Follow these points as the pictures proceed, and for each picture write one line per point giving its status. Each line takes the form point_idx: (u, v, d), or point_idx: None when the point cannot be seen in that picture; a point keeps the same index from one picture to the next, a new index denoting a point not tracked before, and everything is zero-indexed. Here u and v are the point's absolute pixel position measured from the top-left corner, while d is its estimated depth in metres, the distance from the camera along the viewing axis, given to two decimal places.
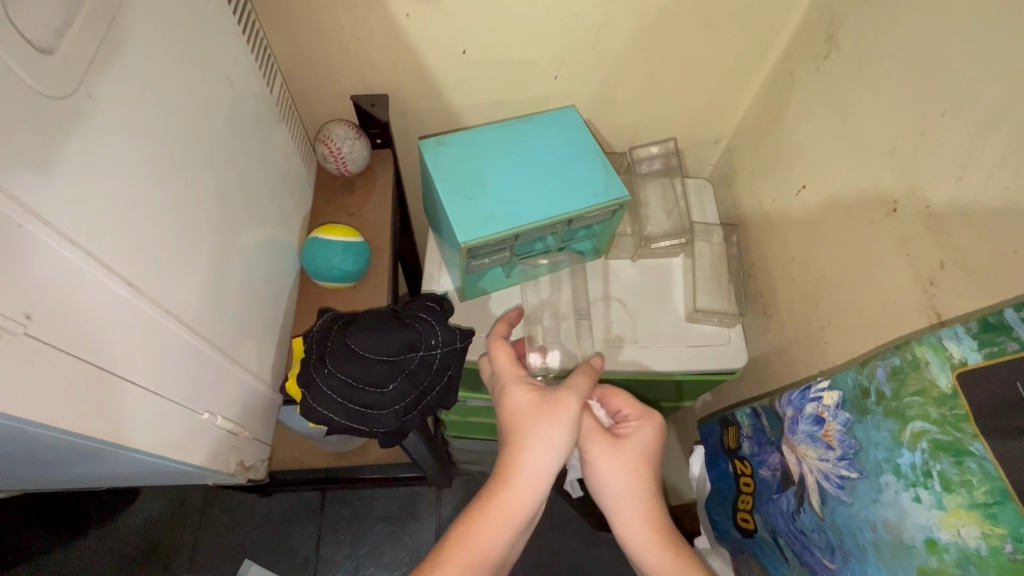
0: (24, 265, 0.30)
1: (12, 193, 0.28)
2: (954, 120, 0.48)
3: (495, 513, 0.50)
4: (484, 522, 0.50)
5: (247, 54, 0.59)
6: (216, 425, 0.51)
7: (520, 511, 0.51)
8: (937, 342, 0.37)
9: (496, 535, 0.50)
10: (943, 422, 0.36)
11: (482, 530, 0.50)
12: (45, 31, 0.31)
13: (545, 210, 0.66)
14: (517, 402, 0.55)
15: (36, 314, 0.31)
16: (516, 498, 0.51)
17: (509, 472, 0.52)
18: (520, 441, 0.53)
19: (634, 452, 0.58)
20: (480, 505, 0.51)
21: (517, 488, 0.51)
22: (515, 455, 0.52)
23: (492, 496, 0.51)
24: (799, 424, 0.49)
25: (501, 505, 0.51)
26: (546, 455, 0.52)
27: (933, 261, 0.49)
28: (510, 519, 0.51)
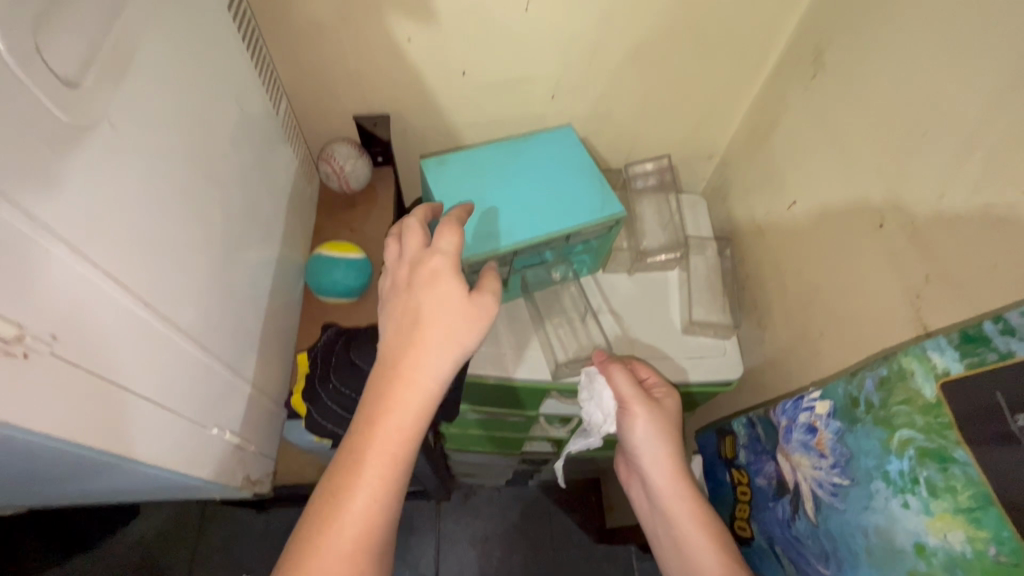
0: (46, 285, 0.31)
1: (35, 217, 0.30)
2: (936, 139, 0.50)
3: (404, 396, 0.49)
4: (395, 406, 0.49)
5: (253, 77, 0.61)
6: (223, 439, 0.53)
7: (429, 385, 0.50)
8: (921, 353, 0.38)
9: (408, 415, 0.49)
10: (928, 430, 0.37)
11: (393, 419, 0.49)
12: (71, 65, 0.33)
13: (544, 226, 0.68)
14: (429, 295, 0.52)
15: (57, 333, 0.32)
16: (427, 376, 0.50)
17: (418, 351, 0.51)
18: (435, 316, 0.52)
19: (666, 413, 0.64)
20: (390, 385, 0.50)
21: (431, 363, 0.50)
22: (426, 337, 0.51)
23: (402, 369, 0.50)
24: (793, 433, 0.50)
25: (413, 381, 0.50)
26: (464, 341, 0.52)
27: (920, 275, 0.51)
28: (417, 404, 0.50)
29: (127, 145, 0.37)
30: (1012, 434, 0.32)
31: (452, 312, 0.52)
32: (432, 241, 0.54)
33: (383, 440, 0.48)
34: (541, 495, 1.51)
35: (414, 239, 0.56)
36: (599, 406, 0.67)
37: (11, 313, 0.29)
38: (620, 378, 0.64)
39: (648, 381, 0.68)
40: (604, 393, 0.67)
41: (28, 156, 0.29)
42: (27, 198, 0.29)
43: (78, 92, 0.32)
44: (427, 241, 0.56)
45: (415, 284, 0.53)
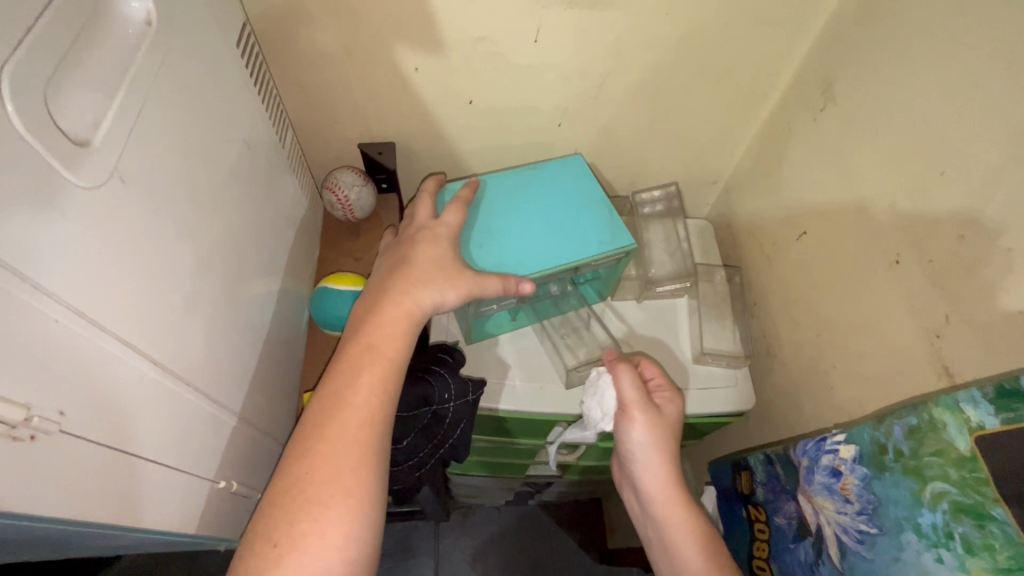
0: (63, 360, 0.30)
1: (51, 291, 0.29)
2: (953, 179, 0.50)
3: (395, 317, 0.56)
4: (388, 324, 0.55)
5: (259, 111, 0.60)
6: (230, 490, 0.51)
7: (415, 310, 0.57)
8: (954, 405, 0.38)
9: (399, 331, 0.55)
10: (963, 485, 0.36)
11: (386, 334, 0.54)
12: (81, 124, 0.31)
13: (552, 258, 0.66)
14: (422, 244, 0.61)
15: (70, 410, 0.31)
16: (415, 302, 0.57)
17: (409, 282, 0.58)
18: (427, 259, 0.60)
19: (668, 414, 0.64)
20: (383, 309, 0.56)
21: (420, 291, 0.58)
22: (417, 276, 0.58)
23: (394, 296, 0.57)
24: (814, 475, 0.49)
25: (405, 303, 0.57)
26: (450, 282, 0.59)
27: (940, 315, 0.52)
28: (406, 323, 0.56)
29: (138, 199, 0.36)
30: None
31: (441, 257, 0.60)
32: (439, 216, 0.64)
33: (377, 350, 0.53)
34: (542, 515, 1.49)
35: (423, 207, 0.65)
36: (599, 403, 0.65)
37: (23, 395, 0.27)
38: (625, 381, 0.63)
39: (652, 383, 0.66)
40: (606, 394, 0.64)
41: (48, 229, 0.28)
42: (44, 270, 0.28)
43: (88, 150, 0.31)
44: (434, 212, 0.65)
45: (418, 240, 0.62)
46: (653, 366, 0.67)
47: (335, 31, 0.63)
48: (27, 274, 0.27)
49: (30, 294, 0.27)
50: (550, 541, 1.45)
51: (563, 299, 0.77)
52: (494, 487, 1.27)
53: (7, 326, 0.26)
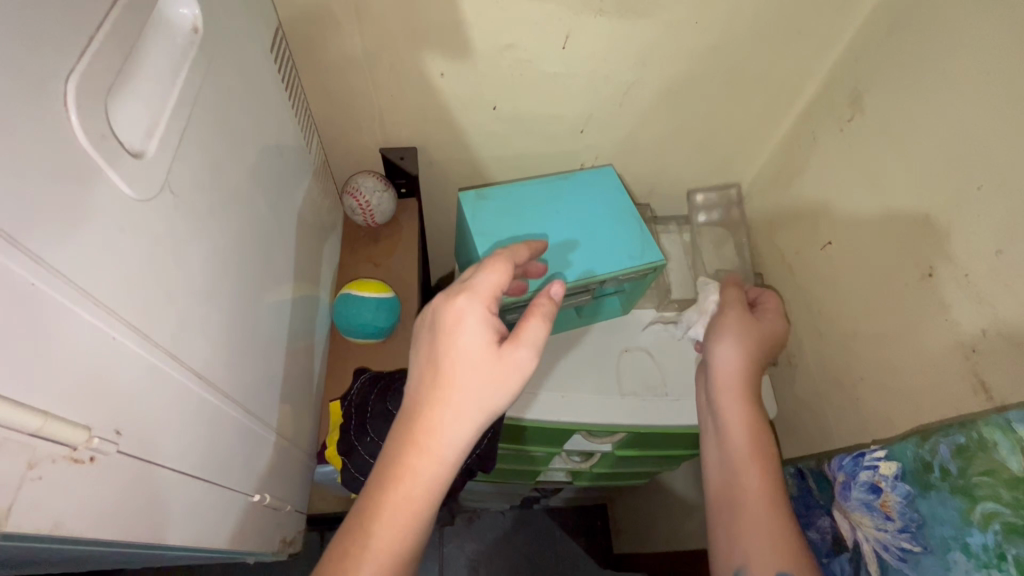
0: (117, 379, 0.30)
1: (108, 309, 0.29)
2: (991, 194, 0.50)
3: (427, 463, 0.46)
4: (418, 473, 0.45)
5: (287, 115, 0.59)
6: (258, 503, 0.50)
7: (451, 450, 0.46)
8: (1005, 424, 0.37)
9: (432, 478, 0.46)
10: (1016, 506, 0.36)
11: (418, 484, 0.45)
12: (137, 133, 0.31)
13: (580, 272, 0.68)
14: (465, 336, 0.47)
15: (123, 428, 0.31)
16: (446, 441, 0.46)
17: (437, 413, 0.46)
18: (468, 371, 0.46)
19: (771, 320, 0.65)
20: (411, 457, 0.45)
21: (450, 425, 0.46)
22: (453, 394, 0.46)
23: (423, 438, 0.46)
24: (851, 491, 0.48)
25: (437, 445, 0.46)
26: (498, 380, 0.47)
27: (975, 329, 0.51)
28: (443, 464, 0.46)
29: (182, 211, 0.35)
30: None
31: (483, 360, 0.47)
32: (472, 275, 0.49)
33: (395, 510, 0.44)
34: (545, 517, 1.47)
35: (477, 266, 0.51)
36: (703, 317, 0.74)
37: (82, 416, 0.27)
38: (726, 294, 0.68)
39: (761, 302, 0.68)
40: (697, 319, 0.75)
41: (103, 243, 0.28)
42: (97, 285, 0.28)
43: (143, 162, 0.31)
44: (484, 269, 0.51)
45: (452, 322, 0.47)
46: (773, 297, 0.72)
47: (363, 36, 0.62)
48: (91, 294, 0.27)
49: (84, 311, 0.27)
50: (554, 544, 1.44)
51: (584, 311, 0.77)
52: (501, 492, 1.26)
53: (68, 346, 0.26)
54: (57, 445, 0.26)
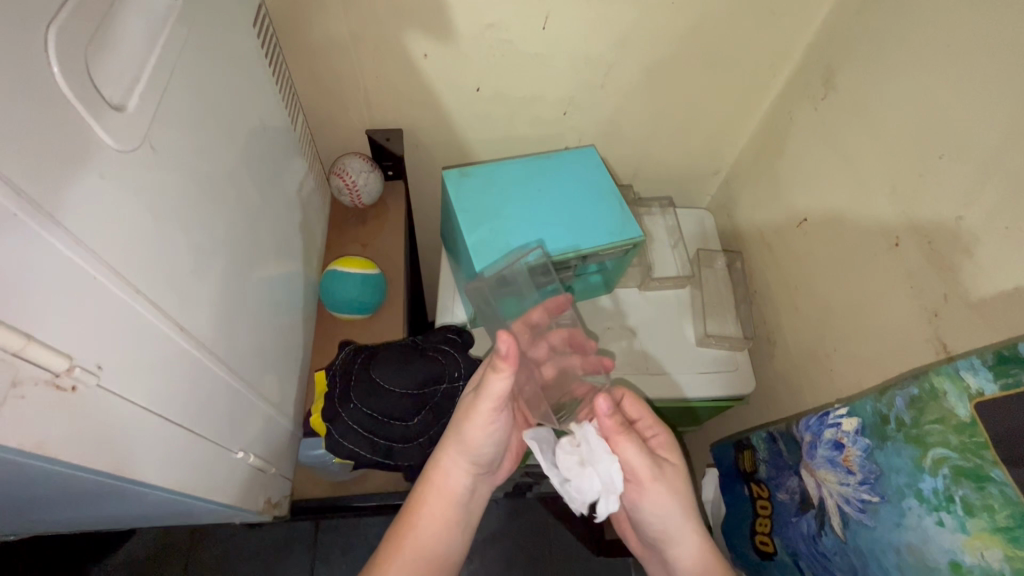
0: (100, 318, 0.31)
1: (90, 246, 0.30)
2: (953, 163, 0.52)
3: (433, 498, 0.55)
4: (424, 509, 0.55)
5: (272, 91, 0.60)
6: (246, 463, 0.52)
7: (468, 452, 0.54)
8: (954, 373, 0.39)
9: (436, 512, 0.55)
10: (963, 449, 0.38)
11: (422, 517, 0.55)
12: (118, 89, 0.33)
13: (560, 247, 0.70)
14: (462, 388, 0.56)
15: (106, 364, 0.32)
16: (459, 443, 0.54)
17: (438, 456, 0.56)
18: (454, 422, 0.55)
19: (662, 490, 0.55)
20: (421, 491, 0.56)
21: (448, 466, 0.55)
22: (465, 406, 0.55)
23: (430, 475, 0.56)
24: (817, 449, 0.51)
25: (440, 483, 0.56)
26: (474, 429, 0.53)
27: (938, 294, 0.53)
28: (445, 499, 0.56)
29: (163, 167, 0.37)
30: None
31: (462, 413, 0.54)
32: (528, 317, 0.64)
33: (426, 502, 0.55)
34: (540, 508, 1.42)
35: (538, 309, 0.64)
36: (592, 474, 0.53)
37: (65, 345, 0.29)
38: (628, 452, 0.54)
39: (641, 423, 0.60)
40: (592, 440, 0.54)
41: (84, 188, 0.30)
42: (80, 226, 0.29)
43: (122, 114, 0.32)
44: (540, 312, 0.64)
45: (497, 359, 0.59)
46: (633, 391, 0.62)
47: (348, 16, 0.63)
48: (74, 231, 0.29)
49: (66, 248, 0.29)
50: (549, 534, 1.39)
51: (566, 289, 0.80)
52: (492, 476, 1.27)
53: (52, 277, 0.28)
54: (40, 368, 0.28)
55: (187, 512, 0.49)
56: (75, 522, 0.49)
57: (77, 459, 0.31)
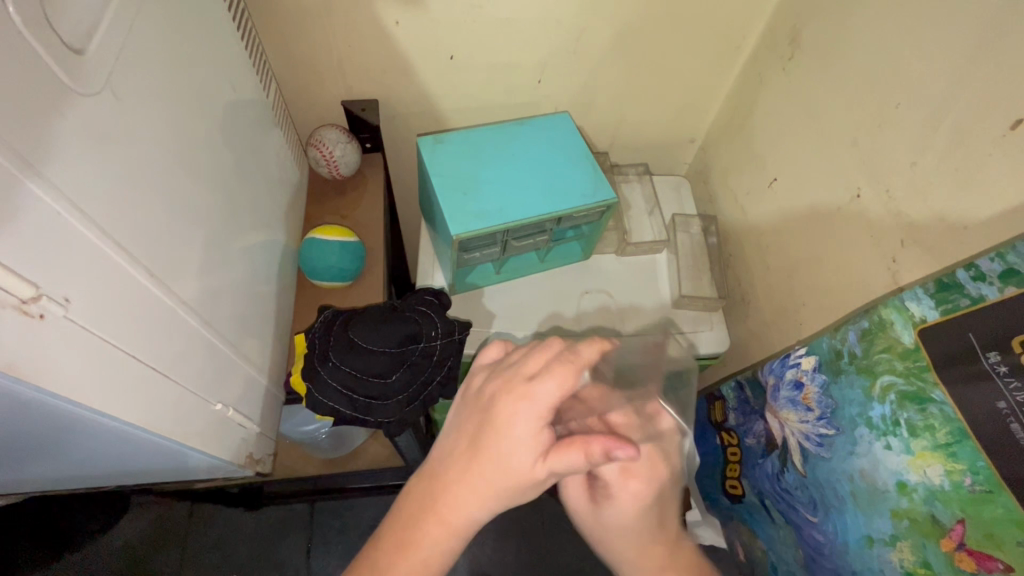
0: (70, 254, 0.33)
1: (52, 180, 0.31)
2: (906, 112, 0.53)
3: (431, 537, 0.44)
4: (419, 543, 0.44)
5: (244, 58, 0.60)
6: (228, 416, 0.53)
7: (512, 490, 0.44)
8: (900, 305, 0.44)
9: (432, 555, 0.45)
10: (908, 375, 0.43)
11: (420, 554, 0.44)
12: (76, 34, 0.34)
13: (535, 208, 0.71)
14: (518, 450, 0.43)
15: (72, 299, 0.33)
16: (508, 481, 0.43)
17: (461, 491, 0.44)
18: (496, 456, 0.43)
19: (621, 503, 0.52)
20: (421, 525, 0.45)
21: (467, 504, 0.44)
22: (514, 445, 0.43)
23: (442, 510, 0.44)
24: (781, 391, 0.57)
25: (449, 520, 0.44)
26: (527, 492, 0.45)
27: (895, 241, 0.55)
28: (450, 540, 0.45)
29: (129, 116, 0.38)
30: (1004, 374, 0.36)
31: (517, 476, 0.43)
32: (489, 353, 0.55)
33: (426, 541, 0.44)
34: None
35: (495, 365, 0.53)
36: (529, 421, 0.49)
37: (32, 273, 0.30)
38: (570, 486, 0.56)
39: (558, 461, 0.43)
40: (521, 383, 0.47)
41: (47, 123, 0.31)
42: (43, 160, 0.31)
43: (83, 57, 0.34)
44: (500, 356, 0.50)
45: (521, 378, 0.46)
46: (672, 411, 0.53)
47: None
48: (27, 160, 0.29)
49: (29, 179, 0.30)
50: (542, 514, 1.27)
51: (544, 255, 0.82)
52: None
53: (17, 207, 0.29)
54: (6, 293, 0.29)
55: (170, 464, 0.51)
56: (62, 478, 0.51)
57: (46, 386, 0.32)
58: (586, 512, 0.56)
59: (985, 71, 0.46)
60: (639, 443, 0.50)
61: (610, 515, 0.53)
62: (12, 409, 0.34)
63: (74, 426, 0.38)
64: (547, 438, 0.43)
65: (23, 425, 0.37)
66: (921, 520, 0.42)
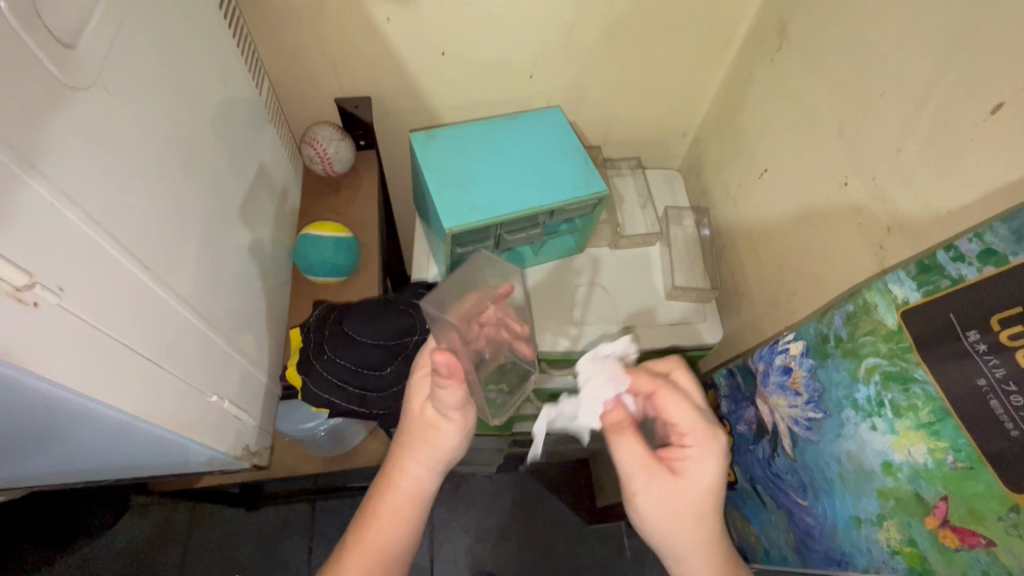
0: (63, 244, 0.33)
1: (41, 168, 0.31)
2: (891, 99, 0.54)
3: (392, 501, 0.53)
4: (382, 504, 0.53)
5: (236, 54, 0.61)
6: (223, 408, 0.54)
7: (444, 451, 0.54)
8: (885, 288, 0.49)
9: (395, 514, 0.53)
10: (892, 355, 0.48)
11: (380, 521, 0.53)
12: (66, 29, 0.35)
13: (526, 202, 0.72)
14: (414, 399, 0.55)
15: (66, 288, 0.33)
16: (439, 441, 0.53)
17: (401, 458, 0.54)
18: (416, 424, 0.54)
19: (700, 474, 0.49)
20: (379, 494, 0.54)
21: (411, 471, 0.54)
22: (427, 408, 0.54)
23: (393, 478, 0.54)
24: (770, 376, 0.64)
25: (400, 487, 0.54)
26: (446, 438, 0.53)
27: (882, 228, 0.56)
28: (406, 502, 0.54)
29: (120, 110, 0.39)
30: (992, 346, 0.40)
31: (425, 424, 0.54)
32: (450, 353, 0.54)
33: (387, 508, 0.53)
34: (532, 482, 1.30)
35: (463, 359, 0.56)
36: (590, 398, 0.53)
37: (25, 262, 0.30)
38: (628, 447, 0.50)
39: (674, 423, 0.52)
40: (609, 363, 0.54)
41: (36, 112, 0.31)
42: (31, 149, 0.31)
43: (74, 52, 0.35)
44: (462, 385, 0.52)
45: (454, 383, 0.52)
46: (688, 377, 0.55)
47: None
48: (24, 156, 0.30)
49: (19, 167, 0.30)
50: (543, 510, 1.27)
51: (538, 249, 0.82)
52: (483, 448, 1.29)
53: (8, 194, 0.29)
54: None
55: (167, 457, 0.51)
56: (60, 472, 0.51)
57: (43, 375, 0.32)
58: (663, 495, 0.50)
59: (965, 57, 0.47)
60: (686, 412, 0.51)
61: (688, 483, 0.49)
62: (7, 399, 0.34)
63: (72, 417, 0.38)
64: (431, 385, 0.55)
65: (19, 417, 0.37)
66: (907, 499, 0.47)
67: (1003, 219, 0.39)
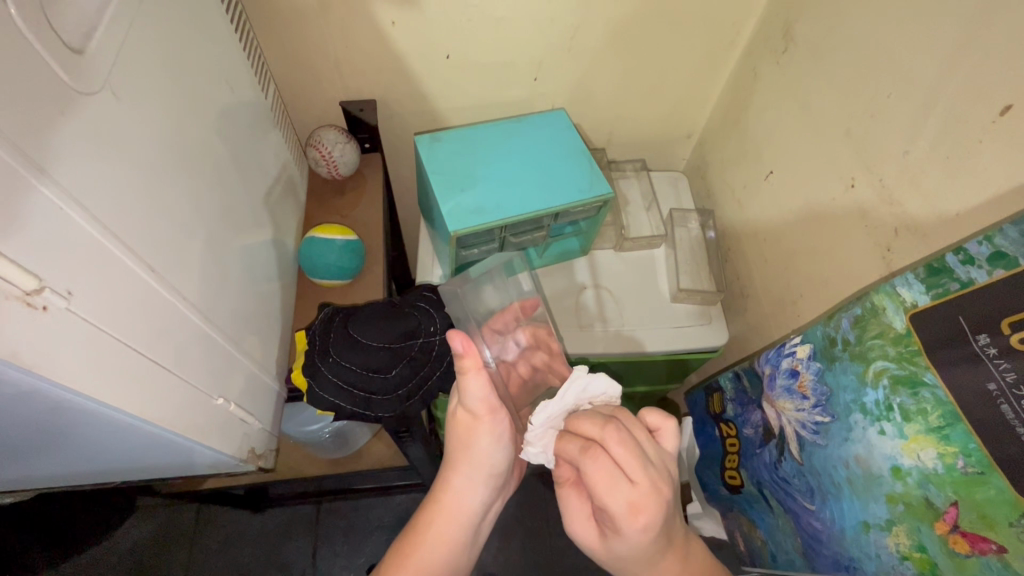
0: (72, 247, 0.33)
1: (48, 171, 0.32)
2: (898, 102, 0.54)
3: (443, 521, 0.56)
4: (432, 524, 0.56)
5: (242, 59, 0.61)
6: (230, 411, 0.54)
7: (483, 459, 0.56)
8: (892, 291, 0.48)
9: (447, 533, 0.56)
10: (900, 359, 0.48)
11: (427, 534, 0.55)
12: (76, 35, 0.35)
13: (530, 205, 0.72)
14: (462, 420, 0.57)
15: (76, 291, 0.34)
16: (478, 450, 0.56)
17: (447, 474, 0.57)
18: (457, 439, 0.57)
19: (625, 537, 0.47)
20: (429, 515, 0.56)
21: (458, 484, 0.57)
22: (465, 409, 0.56)
23: (439, 493, 0.57)
24: (777, 379, 0.64)
25: (449, 502, 0.56)
26: (482, 445, 0.56)
27: (889, 230, 0.55)
28: (457, 519, 0.56)
29: (127, 114, 0.39)
30: (1005, 350, 0.39)
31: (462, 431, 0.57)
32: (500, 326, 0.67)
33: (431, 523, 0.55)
34: (537, 485, 1.29)
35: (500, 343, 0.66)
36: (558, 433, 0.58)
37: (33, 266, 0.30)
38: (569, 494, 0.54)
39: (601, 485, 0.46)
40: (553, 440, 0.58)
41: (46, 118, 0.32)
42: (40, 152, 0.31)
43: (83, 57, 0.35)
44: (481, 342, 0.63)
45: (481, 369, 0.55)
46: (656, 411, 0.53)
47: None
48: (35, 161, 0.31)
49: (28, 170, 0.30)
50: (548, 513, 1.26)
51: (542, 251, 0.83)
52: None
53: (17, 197, 0.30)
54: (9, 285, 0.29)
55: (176, 460, 0.51)
56: (63, 474, 0.51)
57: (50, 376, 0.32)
58: (594, 539, 0.53)
59: (973, 58, 0.46)
60: (636, 470, 0.46)
61: (620, 545, 0.49)
62: (17, 402, 0.35)
63: (81, 419, 0.38)
64: (481, 405, 0.55)
65: (28, 420, 0.37)
66: (917, 503, 0.46)
67: (1012, 222, 0.39)
